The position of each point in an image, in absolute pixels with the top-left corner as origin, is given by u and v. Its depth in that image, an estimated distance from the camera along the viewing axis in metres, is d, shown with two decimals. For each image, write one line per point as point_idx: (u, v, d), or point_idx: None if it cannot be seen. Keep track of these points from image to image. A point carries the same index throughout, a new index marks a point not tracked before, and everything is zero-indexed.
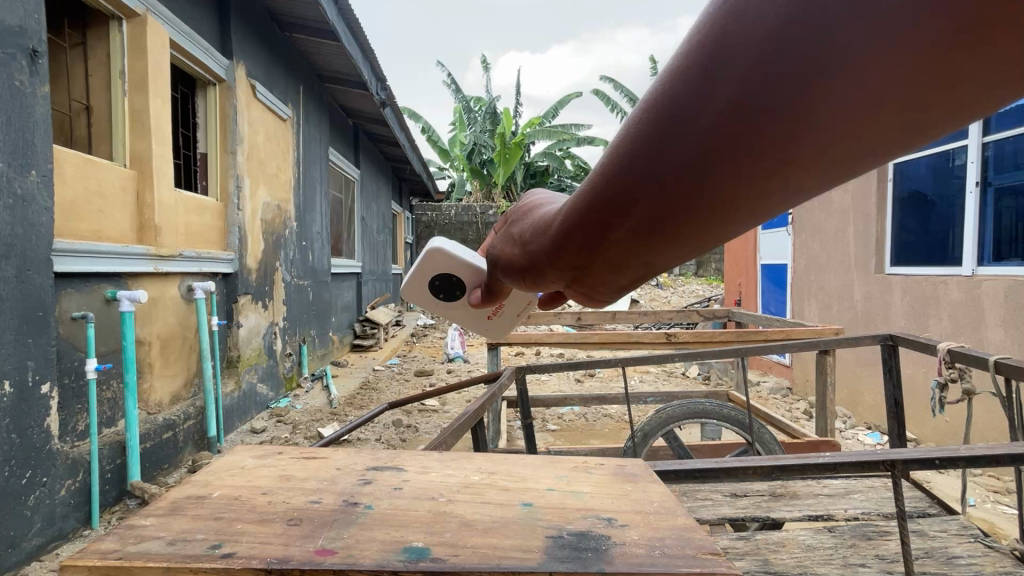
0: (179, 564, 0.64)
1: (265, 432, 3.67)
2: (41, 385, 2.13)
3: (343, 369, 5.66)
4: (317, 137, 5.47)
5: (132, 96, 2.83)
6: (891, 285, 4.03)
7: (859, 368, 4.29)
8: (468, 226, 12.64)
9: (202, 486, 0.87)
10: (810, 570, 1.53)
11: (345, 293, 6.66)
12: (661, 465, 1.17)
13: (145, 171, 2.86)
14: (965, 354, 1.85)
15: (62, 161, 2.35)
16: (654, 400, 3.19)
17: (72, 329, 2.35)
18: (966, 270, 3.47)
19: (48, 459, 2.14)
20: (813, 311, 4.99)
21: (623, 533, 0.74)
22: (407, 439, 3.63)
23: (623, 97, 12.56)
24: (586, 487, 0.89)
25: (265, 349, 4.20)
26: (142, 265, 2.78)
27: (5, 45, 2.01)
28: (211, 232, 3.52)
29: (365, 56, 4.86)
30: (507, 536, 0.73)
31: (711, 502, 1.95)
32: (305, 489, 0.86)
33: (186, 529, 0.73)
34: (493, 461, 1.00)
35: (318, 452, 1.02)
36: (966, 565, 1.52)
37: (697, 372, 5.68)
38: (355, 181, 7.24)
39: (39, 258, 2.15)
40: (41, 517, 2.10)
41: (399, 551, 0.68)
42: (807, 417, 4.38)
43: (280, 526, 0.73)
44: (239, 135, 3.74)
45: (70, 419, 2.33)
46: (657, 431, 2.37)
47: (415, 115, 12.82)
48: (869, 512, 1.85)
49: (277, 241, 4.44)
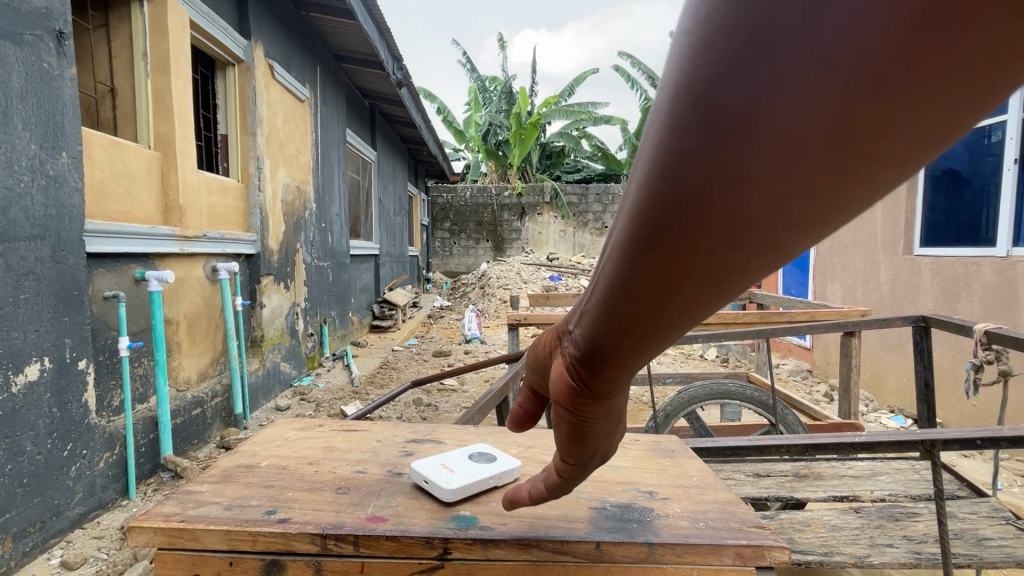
0: (238, 529, 0.66)
1: (290, 409, 3.78)
2: (78, 361, 2.19)
3: (363, 349, 5.76)
4: (334, 118, 5.46)
5: (155, 78, 2.85)
6: (920, 266, 3.93)
7: (883, 352, 4.22)
8: (483, 208, 12.57)
9: (250, 456, 0.89)
10: (836, 550, 1.53)
11: (364, 274, 6.72)
12: (694, 441, 1.18)
13: (169, 153, 2.89)
14: (1002, 335, 1.79)
15: (91, 142, 2.39)
16: (674, 380, 3.18)
17: (104, 308, 2.41)
18: (1001, 251, 3.37)
19: (87, 432, 2.22)
20: (836, 293, 4.90)
21: (666, 506, 0.74)
22: (428, 418, 3.69)
23: (643, 74, 12.25)
24: (624, 462, 0.90)
25: (287, 329, 4.27)
26: (168, 245, 2.84)
27: (32, 26, 2.02)
28: (234, 213, 3.57)
29: (382, 36, 4.81)
30: (551, 507, 0.74)
31: (735, 481, 1.95)
32: (350, 459, 0.87)
33: (240, 495, 0.75)
34: (529, 436, 1.01)
35: (357, 425, 1.04)
36: (997, 547, 1.51)
37: (715, 354, 5.64)
38: (372, 163, 7.24)
39: (72, 238, 2.20)
40: (83, 487, 2.19)
41: (447, 518, 0.69)
42: (828, 400, 4.35)
43: (330, 494, 0.75)
44: (259, 116, 3.76)
45: (106, 395, 2.44)
46: (680, 411, 2.37)
47: (430, 96, 12.70)
48: (896, 493, 1.83)
49: (297, 223, 4.48)
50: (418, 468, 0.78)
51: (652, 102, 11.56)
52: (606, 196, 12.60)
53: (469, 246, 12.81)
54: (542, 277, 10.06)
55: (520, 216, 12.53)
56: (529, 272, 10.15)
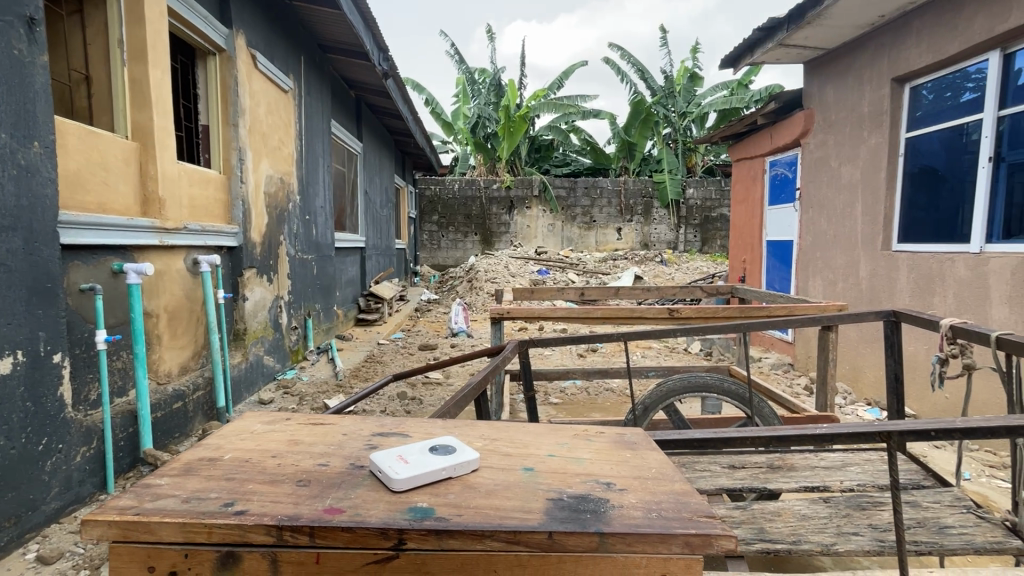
0: (195, 522, 0.68)
1: (273, 402, 3.76)
2: (53, 354, 2.17)
3: (348, 343, 5.73)
4: (319, 109, 5.40)
5: (132, 66, 2.80)
6: (897, 262, 4.01)
7: (861, 346, 4.30)
8: (472, 201, 12.51)
9: (214, 449, 0.90)
10: (802, 538, 1.58)
11: (349, 267, 6.67)
12: (660, 434, 1.20)
13: (147, 143, 2.84)
14: (968, 330, 1.84)
15: (64, 132, 2.34)
16: (655, 374, 3.22)
17: (80, 301, 2.38)
18: (975, 247, 3.44)
19: (63, 426, 2.20)
20: (817, 288, 4.98)
21: (622, 497, 0.77)
22: (412, 411, 3.69)
23: (632, 68, 12.23)
24: (585, 454, 0.91)
25: (271, 323, 4.24)
26: (147, 237, 2.79)
27: (3, 13, 1.98)
28: (215, 205, 3.52)
29: (367, 26, 4.75)
30: (508, 497, 0.76)
31: (709, 473, 1.99)
32: (314, 452, 0.89)
33: (200, 488, 0.77)
34: (496, 429, 1.02)
35: (324, 419, 1.05)
36: (956, 535, 1.56)
37: (699, 348, 5.70)
38: (358, 155, 7.16)
39: (46, 229, 2.16)
40: (59, 482, 2.17)
41: (404, 510, 0.71)
42: (808, 393, 4.43)
43: (290, 487, 0.77)
44: (240, 106, 3.70)
45: (83, 388, 2.39)
46: (658, 404, 2.40)
47: (419, 87, 12.57)
48: (863, 483, 1.87)
49: (280, 215, 4.43)
50: (376, 459, 0.81)
51: (641, 96, 11.57)
52: (594, 189, 12.61)
53: (458, 240, 12.76)
54: (530, 270, 10.07)
55: (509, 210, 12.50)
56: (517, 265, 10.14)
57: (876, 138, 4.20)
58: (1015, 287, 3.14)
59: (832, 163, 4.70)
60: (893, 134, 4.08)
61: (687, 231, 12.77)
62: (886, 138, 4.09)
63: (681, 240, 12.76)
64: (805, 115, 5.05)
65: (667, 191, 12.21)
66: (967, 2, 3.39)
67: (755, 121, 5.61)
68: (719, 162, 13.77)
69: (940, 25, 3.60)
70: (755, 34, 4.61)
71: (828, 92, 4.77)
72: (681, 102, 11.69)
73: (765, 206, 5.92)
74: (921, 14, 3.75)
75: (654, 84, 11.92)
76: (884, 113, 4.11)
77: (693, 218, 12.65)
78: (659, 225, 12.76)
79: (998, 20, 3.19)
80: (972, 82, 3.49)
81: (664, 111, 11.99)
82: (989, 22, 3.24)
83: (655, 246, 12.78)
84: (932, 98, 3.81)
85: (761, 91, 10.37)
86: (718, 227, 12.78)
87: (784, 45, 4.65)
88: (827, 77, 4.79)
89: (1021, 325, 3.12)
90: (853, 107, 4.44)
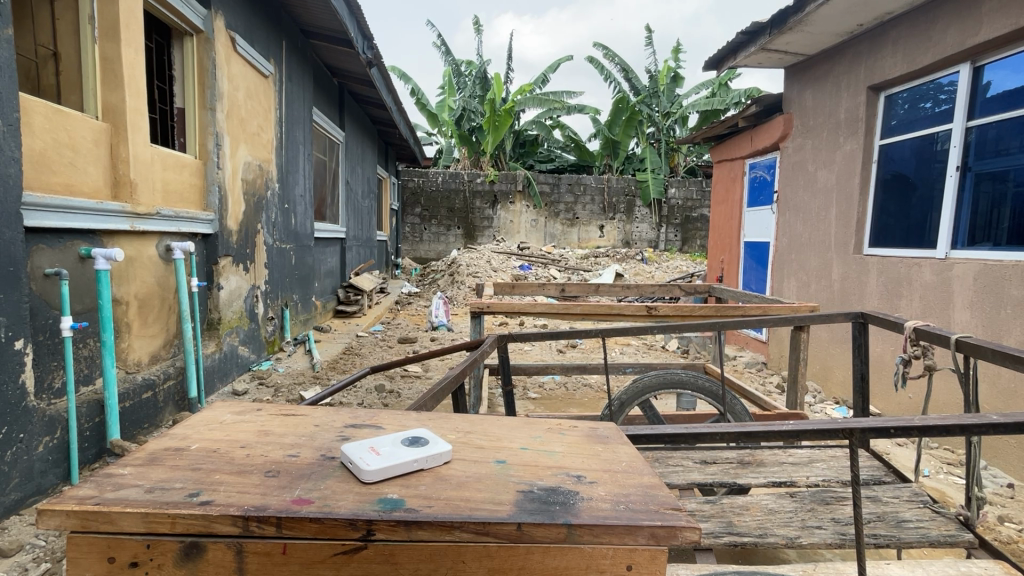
0: (157, 511, 0.68)
1: (247, 394, 3.70)
2: (15, 341, 2.10)
3: (326, 334, 5.65)
4: (300, 96, 5.28)
5: (103, 44, 2.69)
6: (868, 265, 4.13)
7: (832, 346, 4.43)
8: (455, 195, 12.42)
9: (180, 439, 0.89)
10: (769, 532, 1.62)
11: (328, 258, 6.55)
12: (634, 429, 1.20)
13: (118, 125, 2.74)
14: (928, 332, 1.92)
15: (30, 109, 2.25)
16: (632, 370, 3.23)
17: (45, 286, 2.29)
18: (941, 253, 3.56)
19: (25, 416, 2.13)
20: (791, 289, 5.09)
21: (591, 489, 0.78)
22: (389, 404, 3.69)
23: (617, 67, 12.25)
24: (558, 447, 0.92)
25: (246, 313, 4.15)
26: (117, 222, 2.69)
27: None
28: (190, 191, 3.42)
29: (351, 13, 4.65)
30: (479, 489, 0.76)
31: (682, 468, 2.02)
32: (284, 443, 0.88)
33: (165, 478, 0.76)
34: (470, 422, 1.03)
35: (296, 410, 1.04)
36: (913, 528, 1.62)
37: (676, 345, 5.80)
38: (339, 144, 7.03)
39: (8, 210, 2.07)
40: (19, 473, 2.10)
41: (375, 501, 0.72)
42: (779, 391, 4.55)
43: (258, 477, 0.77)
44: (218, 90, 3.60)
45: (46, 376, 2.31)
46: (634, 400, 2.41)
47: (404, 76, 12.39)
48: (828, 478, 1.92)
49: (258, 203, 4.33)
50: (346, 451, 0.81)
51: (625, 94, 11.65)
52: (577, 185, 12.67)
53: (440, 233, 12.62)
54: (511, 266, 10.06)
55: (492, 204, 12.47)
56: (500, 260, 10.14)
57: (851, 144, 4.31)
58: (977, 292, 3.26)
59: (809, 167, 4.81)
60: (868, 140, 4.19)
61: (668, 230, 12.98)
62: (862, 144, 4.20)
63: (662, 239, 12.95)
64: (785, 119, 5.15)
65: (650, 190, 12.37)
66: (941, 16, 3.49)
67: (737, 123, 5.69)
68: (700, 163, 14.03)
69: (916, 36, 3.70)
70: (738, 37, 4.68)
71: (807, 96, 4.87)
72: (665, 102, 11.82)
73: (743, 207, 6.01)
74: (897, 24, 3.85)
75: (638, 83, 12.04)
76: (859, 120, 4.22)
77: (674, 217, 12.86)
78: (641, 224, 12.90)
79: (970, 33, 3.29)
80: (944, 93, 3.59)
81: (647, 110, 12.11)
82: (961, 35, 3.34)
83: (637, 244, 12.93)
84: (906, 108, 3.91)
85: (743, 94, 10.54)
86: (698, 228, 12.99)
87: (766, 50, 4.72)
88: (807, 82, 4.88)
89: (981, 328, 3.25)
90: (830, 113, 4.55)
